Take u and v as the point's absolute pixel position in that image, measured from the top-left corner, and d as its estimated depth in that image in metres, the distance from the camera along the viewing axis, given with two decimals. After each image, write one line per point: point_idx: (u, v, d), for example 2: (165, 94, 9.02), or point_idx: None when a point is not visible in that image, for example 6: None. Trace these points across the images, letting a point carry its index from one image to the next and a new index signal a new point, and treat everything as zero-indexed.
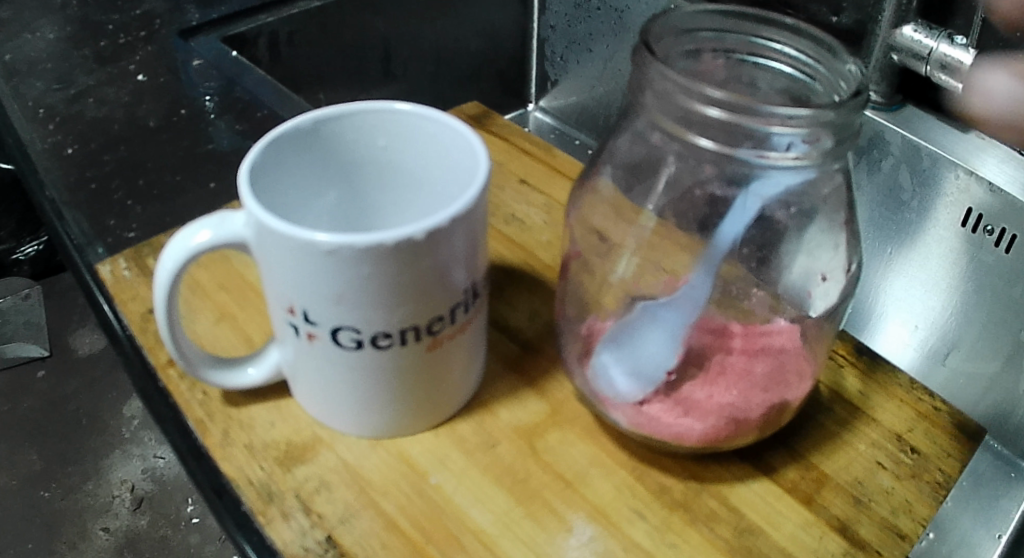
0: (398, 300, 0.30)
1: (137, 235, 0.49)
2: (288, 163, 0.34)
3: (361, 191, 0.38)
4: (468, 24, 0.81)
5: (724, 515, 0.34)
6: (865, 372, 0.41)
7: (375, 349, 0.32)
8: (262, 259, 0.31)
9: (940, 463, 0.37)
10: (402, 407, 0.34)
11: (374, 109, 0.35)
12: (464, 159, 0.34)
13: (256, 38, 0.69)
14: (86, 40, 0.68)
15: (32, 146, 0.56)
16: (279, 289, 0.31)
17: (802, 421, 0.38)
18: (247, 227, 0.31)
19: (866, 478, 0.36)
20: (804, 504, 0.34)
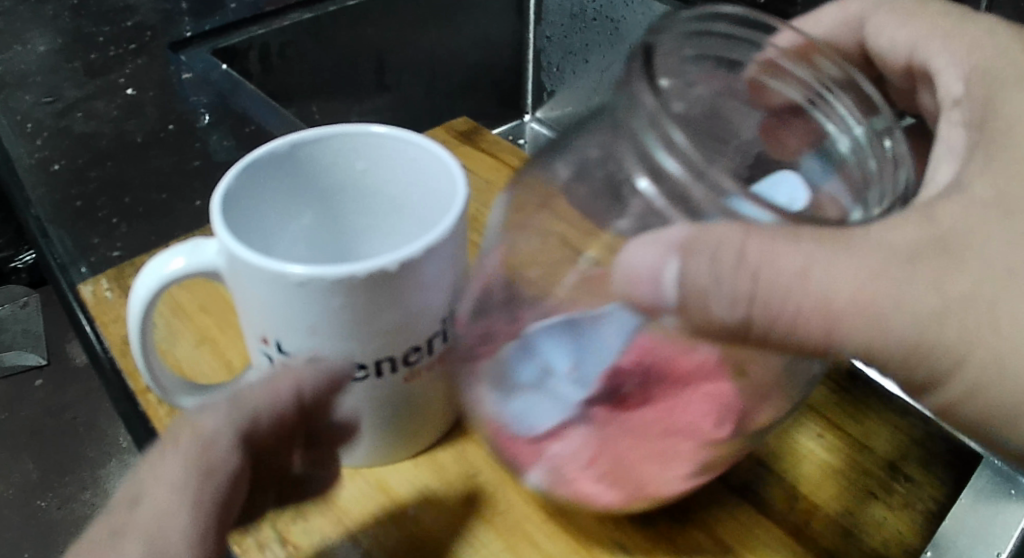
0: (376, 331, 0.30)
1: (121, 253, 0.48)
2: (263, 187, 0.34)
3: (340, 214, 0.37)
4: (462, 35, 0.81)
5: (711, 548, 0.33)
6: (858, 397, 0.40)
7: (353, 380, 0.31)
8: (235, 288, 0.31)
9: (933, 491, 0.36)
10: (381, 436, 0.34)
11: (351, 132, 0.34)
12: (443, 183, 0.33)
13: (247, 50, 0.68)
14: (76, 51, 0.68)
15: (19, 162, 0.55)
16: (253, 319, 0.30)
17: (792, 450, 0.38)
18: (221, 256, 0.30)
19: (857, 510, 0.35)
20: (792, 536, 0.34)
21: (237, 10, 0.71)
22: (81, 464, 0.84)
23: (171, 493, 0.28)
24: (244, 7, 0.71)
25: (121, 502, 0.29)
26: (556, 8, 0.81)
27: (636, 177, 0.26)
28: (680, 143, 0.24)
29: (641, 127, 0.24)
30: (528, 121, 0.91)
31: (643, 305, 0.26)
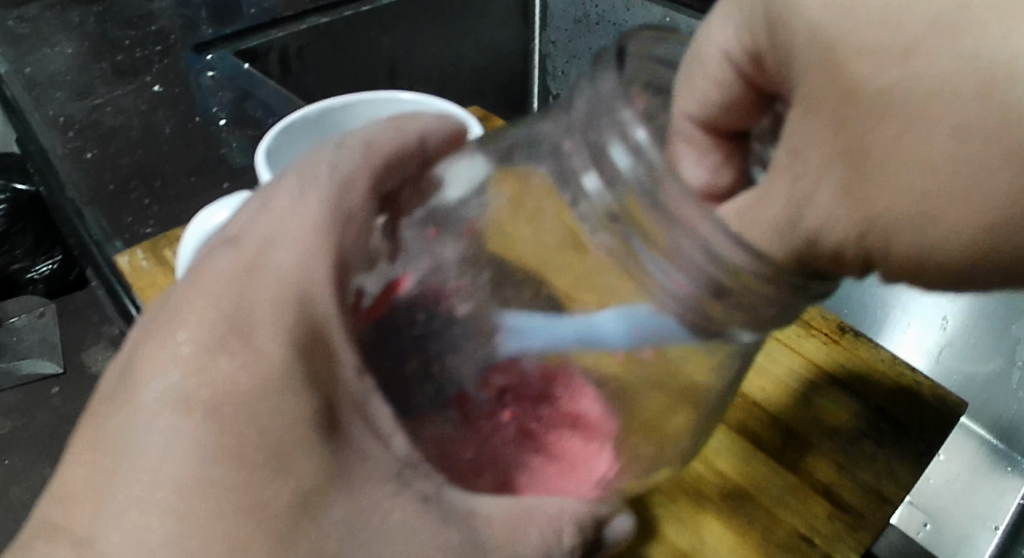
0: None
1: (153, 231, 0.52)
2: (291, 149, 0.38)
3: None
4: (472, 41, 0.84)
5: (714, 479, 0.41)
6: (846, 348, 0.47)
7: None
8: None
9: (922, 430, 0.44)
10: None
11: (361, 100, 0.40)
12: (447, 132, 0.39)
13: (267, 53, 0.72)
14: (103, 53, 0.71)
15: (54, 152, 0.59)
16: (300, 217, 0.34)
17: (795, 399, 0.45)
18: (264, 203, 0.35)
19: (850, 447, 0.43)
20: (790, 471, 0.42)
21: (256, 16, 0.74)
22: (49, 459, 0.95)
23: (305, 229, 0.30)
24: (261, 14, 0.75)
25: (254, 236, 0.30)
26: (562, 13, 0.84)
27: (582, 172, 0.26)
28: (645, 145, 0.25)
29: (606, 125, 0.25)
30: None
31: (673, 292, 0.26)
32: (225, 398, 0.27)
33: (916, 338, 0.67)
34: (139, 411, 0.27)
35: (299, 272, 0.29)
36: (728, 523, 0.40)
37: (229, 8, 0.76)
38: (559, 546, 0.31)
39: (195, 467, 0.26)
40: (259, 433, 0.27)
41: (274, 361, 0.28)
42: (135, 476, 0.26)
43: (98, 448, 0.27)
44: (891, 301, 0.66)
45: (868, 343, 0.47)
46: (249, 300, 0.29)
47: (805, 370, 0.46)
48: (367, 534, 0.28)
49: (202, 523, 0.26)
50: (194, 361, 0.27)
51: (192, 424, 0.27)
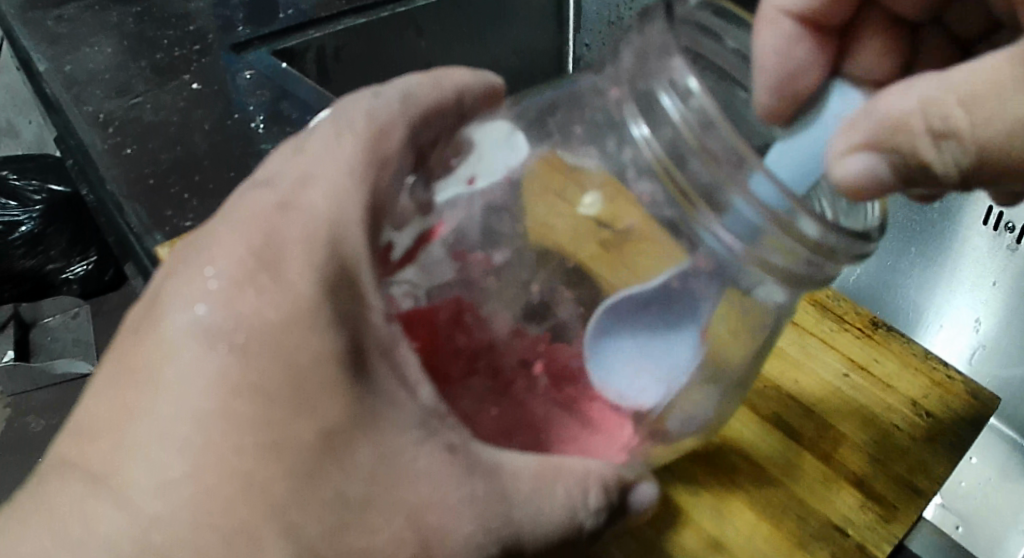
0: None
1: (192, 225, 0.52)
2: None
3: None
4: (506, 43, 0.84)
5: (743, 467, 0.41)
6: (878, 341, 0.47)
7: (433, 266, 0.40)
8: None
9: (953, 423, 0.43)
10: None
11: None
12: None
13: (304, 52, 0.73)
14: (141, 52, 0.72)
15: (94, 147, 0.59)
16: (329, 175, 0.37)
17: (826, 391, 0.44)
18: None
19: (883, 438, 0.42)
20: (822, 460, 0.42)
21: (293, 16, 0.75)
22: None
23: (340, 171, 0.33)
24: (299, 14, 0.75)
25: (291, 174, 0.33)
26: (594, 16, 0.83)
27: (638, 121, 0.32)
28: (695, 91, 0.30)
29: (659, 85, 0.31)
30: None
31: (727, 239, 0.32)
32: (251, 332, 0.29)
33: (951, 338, 0.67)
34: (167, 345, 0.29)
35: (332, 213, 0.31)
36: (760, 511, 0.40)
37: (266, 10, 0.77)
38: (585, 509, 0.32)
39: (217, 400, 0.28)
40: (285, 371, 0.29)
41: (300, 298, 0.29)
42: (160, 411, 0.29)
43: (127, 384, 0.30)
44: (923, 301, 0.67)
45: (902, 338, 0.47)
46: (283, 239, 0.30)
47: (838, 362, 0.46)
48: (383, 479, 0.30)
49: (224, 456, 0.28)
50: (221, 296, 0.29)
51: (218, 357, 0.29)
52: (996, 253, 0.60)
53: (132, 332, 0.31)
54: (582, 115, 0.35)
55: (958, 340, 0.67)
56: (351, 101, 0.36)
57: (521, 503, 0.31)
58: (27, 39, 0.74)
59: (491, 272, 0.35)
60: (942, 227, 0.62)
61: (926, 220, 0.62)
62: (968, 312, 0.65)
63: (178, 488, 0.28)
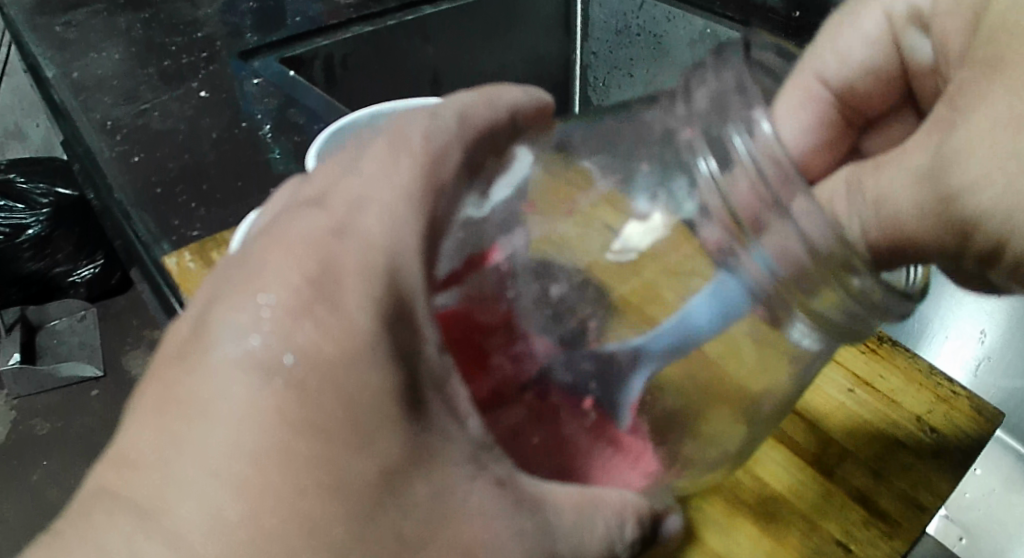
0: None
1: (200, 234, 0.52)
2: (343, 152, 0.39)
3: None
4: (513, 52, 0.84)
5: (749, 482, 0.41)
6: (884, 357, 0.47)
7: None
8: None
9: (958, 440, 0.43)
10: None
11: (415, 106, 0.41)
12: None
13: (312, 60, 0.73)
14: (149, 59, 0.72)
15: (102, 155, 0.59)
16: None
17: (832, 406, 0.44)
18: None
19: (887, 454, 0.42)
20: (826, 476, 0.41)
21: (301, 24, 0.75)
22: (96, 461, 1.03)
23: (397, 193, 0.28)
24: (306, 22, 0.75)
25: (342, 196, 0.28)
26: (602, 25, 0.85)
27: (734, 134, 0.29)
28: (766, 132, 0.29)
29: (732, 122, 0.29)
30: None
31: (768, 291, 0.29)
32: (311, 365, 0.24)
33: (956, 350, 0.67)
34: (211, 375, 0.24)
35: (391, 241, 0.27)
36: (763, 528, 0.39)
37: (274, 17, 0.77)
38: (621, 540, 0.30)
39: (273, 438, 0.24)
40: (344, 405, 0.24)
41: (361, 333, 0.25)
42: (211, 444, 0.24)
43: (163, 414, 0.25)
44: (929, 313, 0.67)
45: (907, 353, 0.47)
46: (338, 267, 0.26)
47: (844, 378, 0.46)
48: (442, 520, 0.26)
49: (277, 498, 0.24)
50: (277, 324, 0.25)
51: (272, 393, 0.24)
52: None
53: (168, 356, 0.26)
54: (651, 148, 0.32)
55: (964, 349, 0.67)
56: (402, 121, 0.31)
57: (564, 533, 0.28)
58: (35, 45, 0.74)
59: (549, 304, 0.31)
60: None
61: None
62: (973, 324, 0.65)
63: (233, 531, 0.23)
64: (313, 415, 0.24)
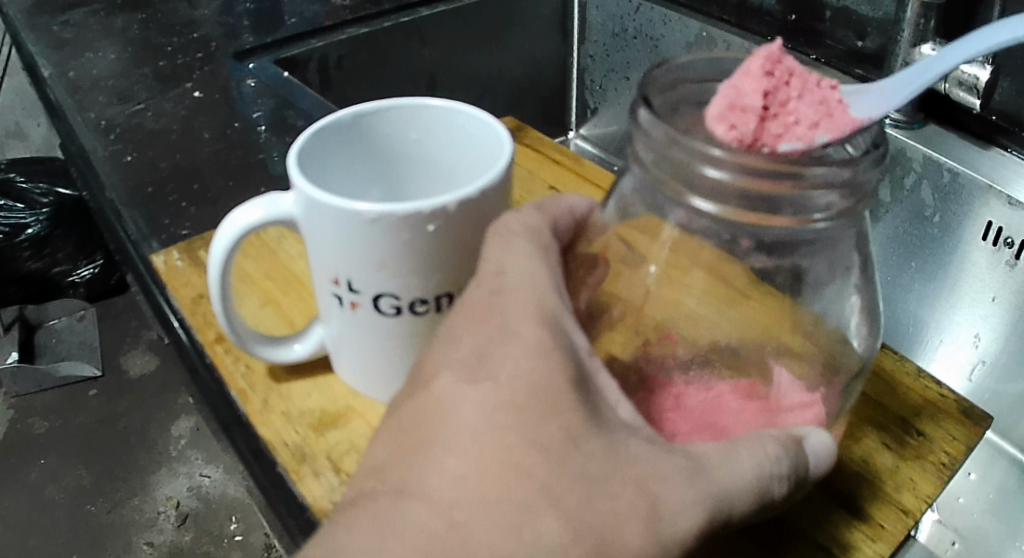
0: (433, 266, 0.34)
1: (189, 233, 0.52)
2: (334, 154, 0.37)
3: (399, 182, 0.40)
4: (510, 54, 0.84)
5: None
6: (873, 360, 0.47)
7: (412, 315, 0.35)
8: (311, 237, 0.34)
9: (946, 446, 0.43)
10: None
11: (408, 103, 0.37)
12: (491, 146, 0.36)
13: (307, 61, 0.72)
14: (145, 59, 0.73)
15: (95, 154, 0.60)
16: (326, 260, 0.34)
17: None
18: (297, 207, 0.34)
19: (872, 457, 0.42)
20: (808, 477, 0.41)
21: (297, 25, 0.75)
22: (92, 459, 1.03)
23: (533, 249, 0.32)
24: (303, 23, 0.76)
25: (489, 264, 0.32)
26: (599, 27, 0.86)
27: (700, 165, 0.28)
28: (716, 152, 0.27)
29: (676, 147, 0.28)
30: (573, 137, 0.96)
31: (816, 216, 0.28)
32: (502, 363, 0.28)
33: (951, 355, 0.68)
34: (427, 398, 0.28)
35: (536, 280, 0.31)
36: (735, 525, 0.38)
37: (270, 19, 0.77)
38: (777, 476, 0.28)
39: (485, 417, 0.27)
40: (530, 387, 0.27)
41: (538, 341, 0.28)
42: (440, 435, 0.27)
43: (401, 434, 0.28)
44: (921, 315, 0.68)
45: (894, 357, 0.47)
46: (504, 306, 0.30)
47: None
48: (619, 462, 0.26)
49: (492, 458, 0.26)
50: (469, 351, 0.29)
51: (480, 390, 0.28)
52: (996, 266, 0.61)
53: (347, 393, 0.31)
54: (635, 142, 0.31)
55: (959, 356, 0.68)
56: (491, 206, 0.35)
57: (723, 475, 0.27)
58: (32, 43, 0.75)
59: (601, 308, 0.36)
60: (943, 241, 0.64)
61: (928, 234, 0.65)
62: (967, 327, 0.66)
63: (468, 487, 0.26)
64: (507, 400, 0.27)
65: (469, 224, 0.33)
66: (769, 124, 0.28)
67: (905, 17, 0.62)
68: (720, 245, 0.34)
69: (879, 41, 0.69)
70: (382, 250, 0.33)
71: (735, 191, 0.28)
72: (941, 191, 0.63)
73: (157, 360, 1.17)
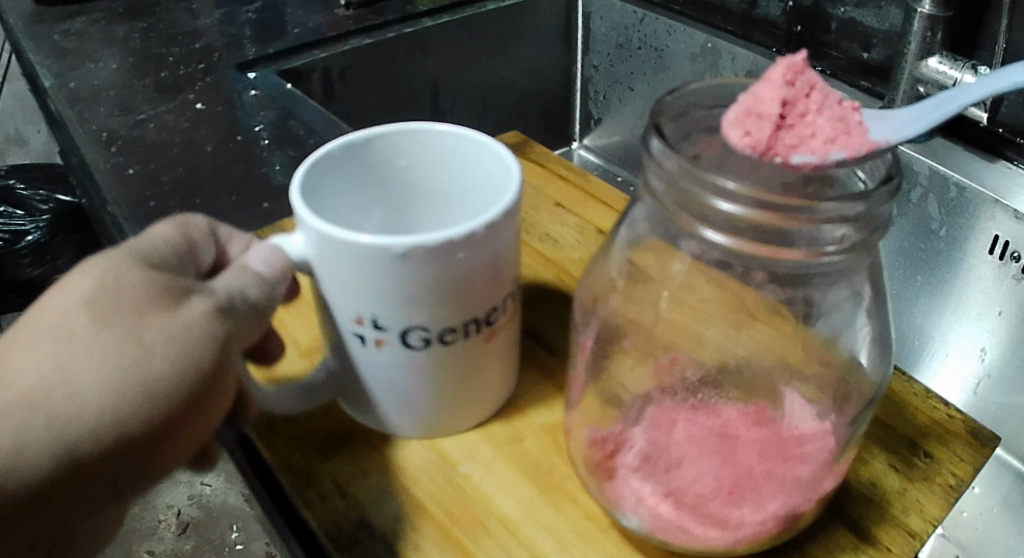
0: (451, 298, 0.33)
1: None
2: (338, 180, 0.36)
3: (402, 204, 0.39)
4: (514, 65, 0.84)
5: None
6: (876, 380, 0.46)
7: (441, 345, 0.35)
8: (325, 274, 0.33)
9: (954, 467, 0.42)
10: (448, 402, 0.37)
11: (414, 128, 0.37)
12: (499, 173, 0.36)
13: (311, 72, 0.71)
14: (146, 69, 0.72)
15: (96, 167, 0.59)
16: (343, 297, 0.33)
17: None
18: (312, 243, 0.33)
19: (880, 479, 0.40)
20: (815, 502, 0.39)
21: (300, 36, 0.75)
22: None
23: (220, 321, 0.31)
24: (306, 33, 0.75)
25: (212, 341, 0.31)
26: (603, 38, 0.86)
27: (715, 199, 0.27)
28: (733, 190, 0.27)
29: (688, 181, 0.28)
30: (576, 147, 0.96)
31: (814, 252, 0.28)
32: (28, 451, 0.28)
33: (956, 369, 0.68)
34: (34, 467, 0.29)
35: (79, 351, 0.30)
36: None
37: (273, 30, 0.77)
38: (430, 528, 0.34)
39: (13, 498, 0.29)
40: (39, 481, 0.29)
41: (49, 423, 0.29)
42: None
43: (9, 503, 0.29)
44: (927, 328, 0.68)
45: (900, 377, 0.46)
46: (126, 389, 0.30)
47: None
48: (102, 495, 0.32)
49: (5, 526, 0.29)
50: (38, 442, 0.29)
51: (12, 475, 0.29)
52: (1002, 280, 0.61)
53: (146, 253, 0.33)
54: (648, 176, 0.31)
55: (965, 371, 0.67)
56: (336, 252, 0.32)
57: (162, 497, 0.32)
58: (33, 53, 0.74)
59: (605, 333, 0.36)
60: (949, 254, 0.63)
61: (933, 248, 0.64)
62: (973, 341, 0.65)
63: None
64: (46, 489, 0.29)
65: (488, 254, 0.33)
66: (784, 133, 0.29)
67: (912, 31, 0.61)
68: (732, 272, 0.33)
69: (885, 53, 0.69)
70: (411, 284, 0.32)
71: (749, 225, 0.28)
72: (948, 205, 0.62)
73: None
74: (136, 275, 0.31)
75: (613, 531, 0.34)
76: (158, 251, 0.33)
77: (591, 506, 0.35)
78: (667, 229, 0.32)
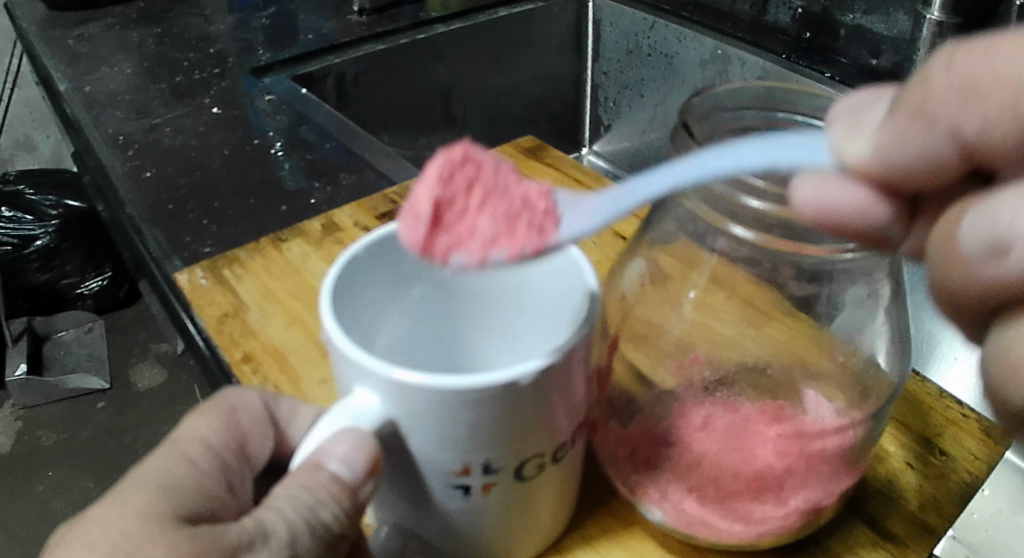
0: (539, 424, 0.28)
1: (211, 250, 0.52)
2: (365, 285, 0.31)
3: (439, 296, 0.34)
4: (525, 71, 0.85)
5: None
6: None
7: (528, 479, 0.30)
8: (403, 429, 0.27)
9: (968, 465, 0.42)
10: (533, 530, 0.32)
11: None
12: (557, 261, 0.31)
13: (324, 77, 0.72)
14: (161, 74, 0.73)
15: (114, 170, 0.60)
16: (427, 452, 0.28)
17: None
18: (383, 397, 0.27)
19: (896, 478, 0.41)
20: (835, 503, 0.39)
21: (313, 42, 0.76)
22: (104, 472, 1.03)
23: (287, 536, 0.28)
24: (319, 39, 0.76)
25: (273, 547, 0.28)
26: (613, 44, 0.86)
27: (744, 197, 0.28)
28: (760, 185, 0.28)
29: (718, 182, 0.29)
30: (586, 153, 0.96)
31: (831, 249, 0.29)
32: None
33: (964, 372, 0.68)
34: None
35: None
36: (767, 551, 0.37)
37: (286, 35, 0.77)
38: None
39: None
40: None
41: None
42: None
43: None
44: (936, 331, 0.69)
45: (915, 377, 0.46)
46: None
47: None
48: None
49: None
50: None
51: None
52: None
53: (181, 483, 0.29)
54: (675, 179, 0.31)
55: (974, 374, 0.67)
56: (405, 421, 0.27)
57: None
58: (48, 58, 0.75)
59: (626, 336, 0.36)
60: None
61: None
62: None
63: None
64: None
65: (586, 356, 0.29)
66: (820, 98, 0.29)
67: (922, 37, 0.62)
68: (756, 271, 0.34)
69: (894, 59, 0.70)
70: (526, 415, 0.27)
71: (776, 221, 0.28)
72: None
73: (166, 373, 1.17)
74: (175, 529, 0.27)
75: (638, 528, 0.35)
76: (194, 470, 0.30)
77: (616, 503, 0.36)
78: (694, 227, 0.32)
